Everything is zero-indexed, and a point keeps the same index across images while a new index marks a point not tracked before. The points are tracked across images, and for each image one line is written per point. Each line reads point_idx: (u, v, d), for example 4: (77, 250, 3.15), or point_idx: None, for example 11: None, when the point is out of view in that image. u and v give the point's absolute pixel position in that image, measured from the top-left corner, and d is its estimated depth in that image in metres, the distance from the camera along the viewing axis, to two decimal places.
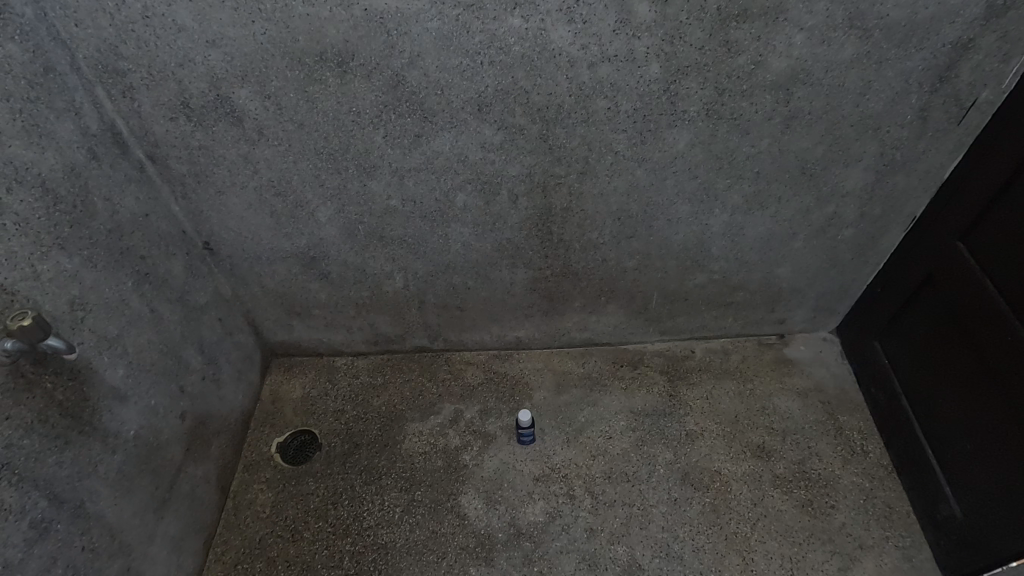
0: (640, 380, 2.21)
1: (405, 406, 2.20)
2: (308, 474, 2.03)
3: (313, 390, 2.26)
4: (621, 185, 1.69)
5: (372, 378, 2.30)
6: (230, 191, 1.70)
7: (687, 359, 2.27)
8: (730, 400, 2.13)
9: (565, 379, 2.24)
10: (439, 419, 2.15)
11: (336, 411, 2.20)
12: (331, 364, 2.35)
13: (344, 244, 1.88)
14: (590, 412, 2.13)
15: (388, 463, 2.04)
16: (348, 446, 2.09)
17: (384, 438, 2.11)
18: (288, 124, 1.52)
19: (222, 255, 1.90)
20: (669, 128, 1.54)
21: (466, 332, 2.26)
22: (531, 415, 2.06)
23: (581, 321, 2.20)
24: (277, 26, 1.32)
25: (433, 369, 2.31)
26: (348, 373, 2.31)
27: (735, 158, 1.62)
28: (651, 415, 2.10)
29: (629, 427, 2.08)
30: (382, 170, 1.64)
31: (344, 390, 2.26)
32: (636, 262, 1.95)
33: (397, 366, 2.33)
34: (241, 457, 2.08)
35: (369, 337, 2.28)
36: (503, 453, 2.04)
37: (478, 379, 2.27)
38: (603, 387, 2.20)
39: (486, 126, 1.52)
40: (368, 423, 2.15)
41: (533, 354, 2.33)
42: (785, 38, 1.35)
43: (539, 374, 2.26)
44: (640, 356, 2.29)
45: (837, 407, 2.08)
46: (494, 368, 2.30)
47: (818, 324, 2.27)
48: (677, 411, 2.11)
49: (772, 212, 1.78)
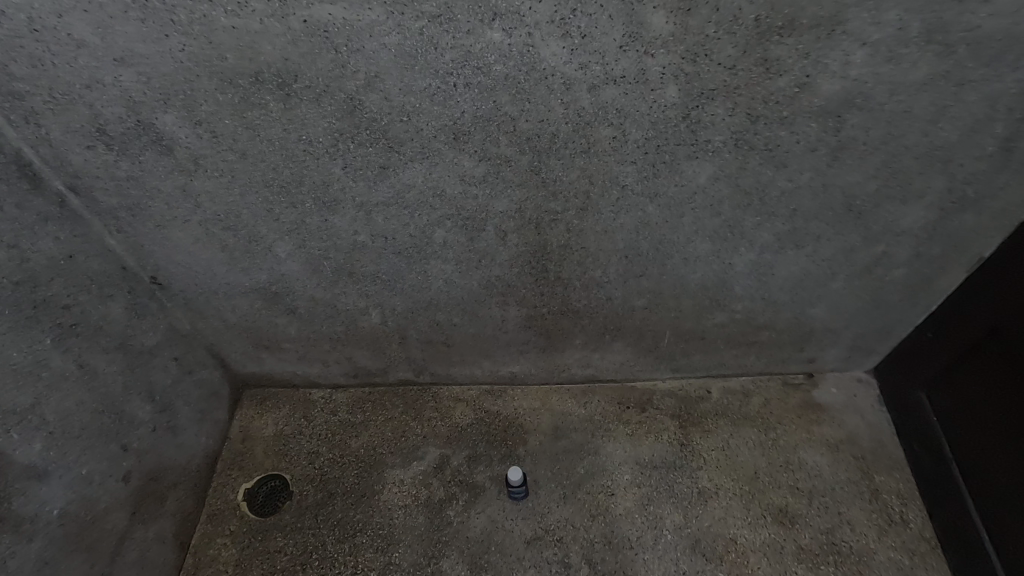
0: (649, 425, 1.97)
1: (385, 450, 2.00)
2: (277, 527, 1.84)
3: (286, 427, 2.07)
4: (628, 222, 1.42)
5: (351, 414, 2.09)
6: (171, 225, 1.46)
7: (701, 401, 2.01)
8: (749, 453, 1.89)
9: (563, 421, 2.01)
10: (422, 466, 1.95)
11: (310, 453, 2.01)
12: (308, 397, 2.14)
13: (309, 280, 1.64)
14: (589, 462, 1.91)
15: (365, 516, 1.85)
16: (322, 495, 1.91)
17: (361, 488, 1.91)
18: (228, 153, 1.27)
19: (174, 289, 1.68)
20: (688, 160, 1.26)
21: (455, 366, 2.03)
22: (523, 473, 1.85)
23: (582, 359, 1.96)
24: (197, 41, 1.06)
25: (417, 406, 2.09)
26: (325, 408, 2.11)
27: (767, 193, 1.34)
28: (660, 469, 1.88)
29: (634, 482, 1.85)
30: (345, 203, 1.39)
31: (321, 429, 2.06)
32: (646, 302, 1.70)
33: (379, 401, 2.12)
34: (205, 506, 1.89)
35: (347, 371, 2.06)
36: (491, 510, 1.83)
37: (468, 419, 2.05)
38: (606, 433, 1.97)
39: (465, 156, 1.26)
40: (345, 468, 1.96)
41: (528, 391, 2.10)
42: (841, 55, 1.05)
43: (535, 415, 2.03)
44: (649, 397, 2.04)
45: (872, 464, 1.83)
46: (486, 406, 2.07)
47: (852, 363, 2.00)
48: (688, 464, 1.88)
49: (808, 252, 1.50)
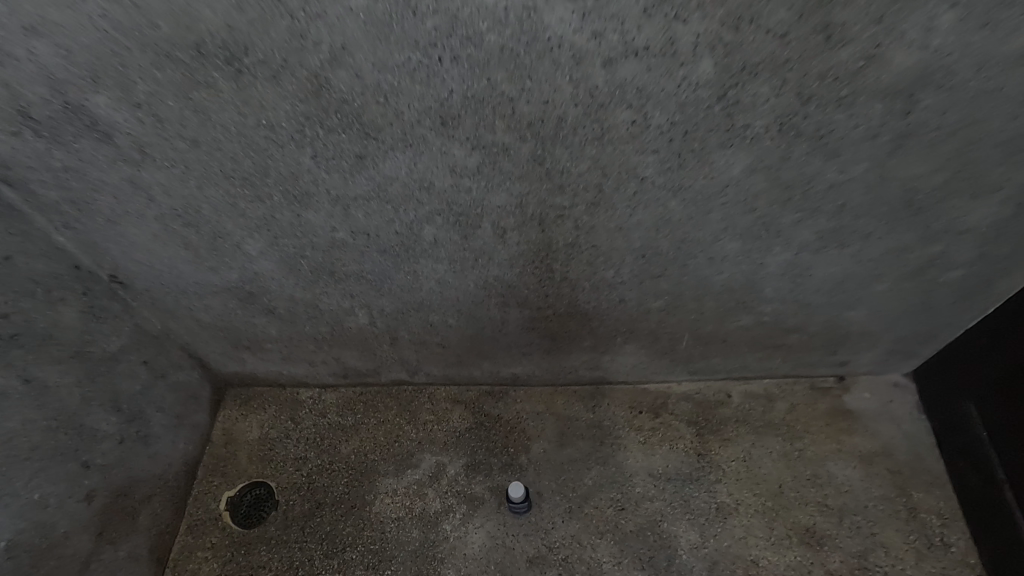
0: (663, 433, 1.81)
1: (378, 457, 1.86)
2: (261, 540, 1.72)
3: (272, 431, 1.93)
4: (646, 219, 1.23)
5: (341, 417, 1.95)
6: (125, 221, 1.28)
7: (720, 406, 1.85)
8: (773, 464, 1.73)
9: (569, 427, 1.86)
10: (417, 474, 1.81)
11: (297, 459, 1.87)
12: (295, 397, 2.00)
13: (286, 280, 1.47)
14: (598, 472, 1.76)
15: (354, 529, 1.72)
16: (310, 506, 1.77)
17: (351, 498, 1.78)
18: (178, 140, 1.08)
19: (139, 288, 1.52)
20: (720, 150, 1.06)
21: (452, 367, 1.87)
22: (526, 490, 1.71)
23: (591, 361, 1.79)
24: (121, 6, 0.86)
25: (413, 408, 1.95)
26: (314, 410, 1.97)
27: (811, 187, 1.14)
28: (674, 481, 1.72)
29: (647, 496, 1.70)
30: (319, 196, 1.20)
31: (309, 432, 1.92)
32: (663, 304, 1.51)
33: (371, 403, 1.97)
34: (184, 516, 1.77)
35: (336, 371, 1.91)
36: (490, 524, 1.69)
37: (466, 423, 1.90)
38: (616, 440, 1.82)
39: (455, 144, 1.07)
40: (334, 476, 1.83)
41: (532, 393, 1.94)
42: (922, 21, 0.84)
43: (539, 420, 1.88)
44: (663, 401, 1.88)
45: (910, 480, 1.67)
46: (486, 409, 1.92)
47: (888, 367, 1.82)
48: (706, 476, 1.72)
49: (853, 251, 1.31)
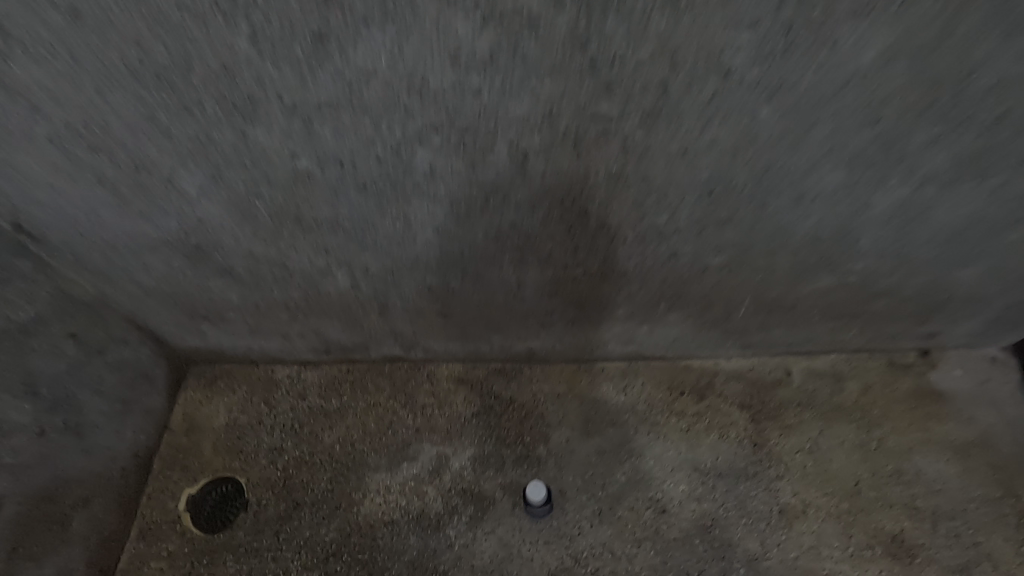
0: (710, 418, 1.51)
1: (367, 447, 1.55)
2: (227, 548, 1.43)
3: (242, 417, 1.63)
4: (723, 136, 0.90)
5: (324, 400, 1.64)
6: (10, 146, 0.95)
7: (779, 387, 1.53)
8: (847, 457, 1.42)
9: (597, 411, 1.55)
10: (414, 468, 1.51)
11: (271, 450, 1.57)
12: (269, 376, 1.69)
13: (241, 230, 1.14)
14: (632, 467, 1.46)
15: (339, 535, 1.43)
16: (286, 507, 1.48)
17: (336, 497, 1.48)
18: (52, 11, 0.74)
19: (54, 241, 1.19)
20: (851, 21, 0.72)
21: (455, 340, 1.56)
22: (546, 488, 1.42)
23: (624, 332, 1.48)
24: None
25: (409, 389, 1.64)
26: (292, 391, 1.66)
27: (968, 82, 0.81)
28: (726, 478, 1.42)
29: (693, 495, 1.41)
30: (269, 104, 0.86)
31: (285, 418, 1.62)
32: (725, 259, 1.19)
33: (360, 383, 1.66)
34: (136, 519, 1.48)
35: (317, 346, 1.60)
36: (502, 530, 1.40)
37: (472, 407, 1.59)
38: (653, 428, 1.51)
39: (459, 16, 0.73)
40: (316, 470, 1.53)
41: (551, 371, 1.63)
42: None
43: (560, 403, 1.57)
44: (709, 380, 1.56)
45: (1017, 477, 1.36)
46: (496, 390, 1.61)
47: (984, 339, 1.50)
48: (764, 471, 1.42)
49: (994, 184, 0.99)
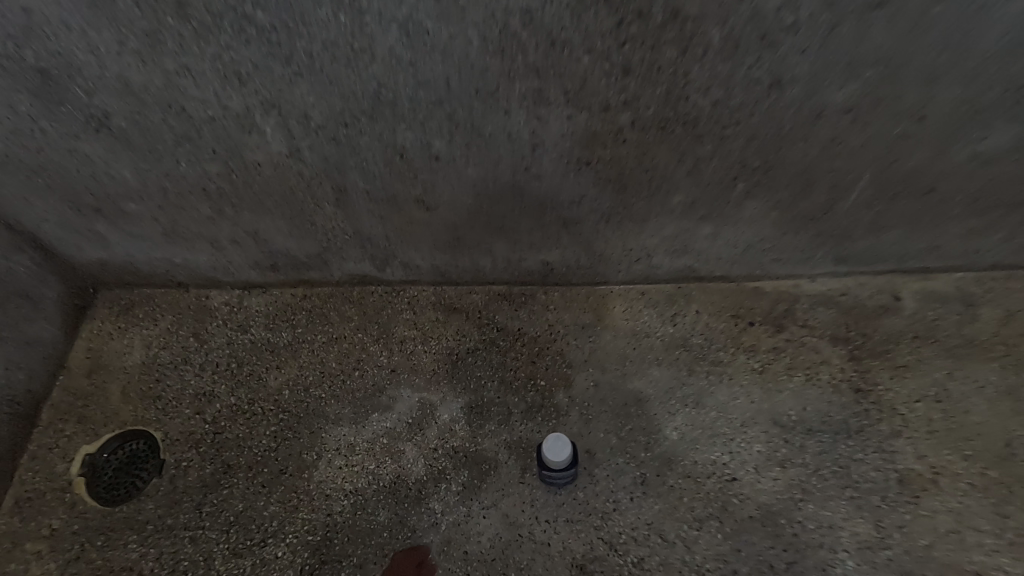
0: (793, 357, 1.10)
1: (326, 393, 1.16)
2: (131, 525, 1.04)
3: (164, 355, 1.23)
4: None
5: (272, 333, 1.24)
6: None
7: (885, 315, 1.12)
8: (991, 408, 1.01)
9: (635, 348, 1.14)
10: (388, 420, 1.12)
11: (200, 396, 1.18)
12: (203, 304, 1.29)
13: (103, 35, 0.73)
14: (685, 421, 1.06)
15: (282, 509, 1.04)
16: (214, 471, 1.09)
17: (281, 459, 1.09)
18: None
19: None
20: None
21: (445, 251, 1.15)
22: (562, 441, 0.98)
23: (676, 237, 1.07)
24: None
25: (384, 320, 1.24)
26: (231, 323, 1.26)
27: None
28: (820, 436, 1.02)
29: (774, 459, 1.01)
30: None
31: (221, 356, 1.22)
32: (853, 94, 0.77)
33: (320, 312, 1.26)
34: (11, 485, 1.09)
35: (261, 260, 1.20)
36: (507, 504, 1.01)
37: (467, 342, 1.19)
38: (713, 369, 1.11)
39: None
40: (257, 423, 1.14)
41: (573, 297, 1.22)
42: None
43: (585, 336, 1.17)
44: (789, 308, 1.15)
45: None
46: (499, 320, 1.21)
47: None
48: (873, 426, 1.02)
49: None
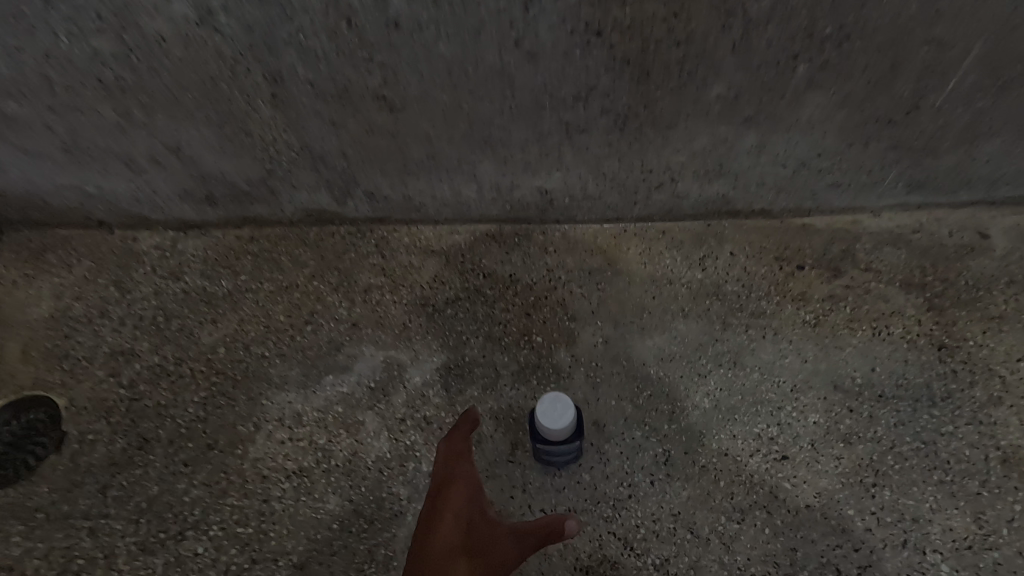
0: (856, 308, 0.87)
1: (271, 351, 0.93)
2: (16, 514, 0.82)
3: (76, 307, 1.00)
4: None
5: (209, 281, 1.01)
6: None
7: (971, 256, 0.89)
8: None
9: (655, 297, 0.92)
10: (346, 384, 0.89)
11: (117, 356, 0.95)
12: (127, 247, 1.06)
13: None
14: (719, 385, 0.84)
15: (207, 494, 0.82)
16: (126, 447, 0.87)
17: (210, 432, 0.87)
18: None
19: None
20: None
21: (420, 176, 0.92)
22: (562, 404, 0.73)
23: (711, 152, 0.84)
24: None
25: (346, 265, 1.01)
26: (160, 269, 1.03)
27: None
28: (896, 405, 0.79)
29: (837, 434, 0.78)
30: None
31: (145, 308, 1.00)
32: None
33: (267, 256, 1.03)
34: None
35: (192, 189, 0.97)
36: (491, 489, 0.78)
37: (447, 290, 0.96)
38: (755, 321, 0.88)
39: None
40: (183, 388, 0.92)
41: (577, 236, 0.99)
42: None
43: (593, 283, 0.94)
44: (849, 248, 0.92)
45: None
46: (486, 265, 0.98)
47: None
48: (964, 392, 0.79)
49: None
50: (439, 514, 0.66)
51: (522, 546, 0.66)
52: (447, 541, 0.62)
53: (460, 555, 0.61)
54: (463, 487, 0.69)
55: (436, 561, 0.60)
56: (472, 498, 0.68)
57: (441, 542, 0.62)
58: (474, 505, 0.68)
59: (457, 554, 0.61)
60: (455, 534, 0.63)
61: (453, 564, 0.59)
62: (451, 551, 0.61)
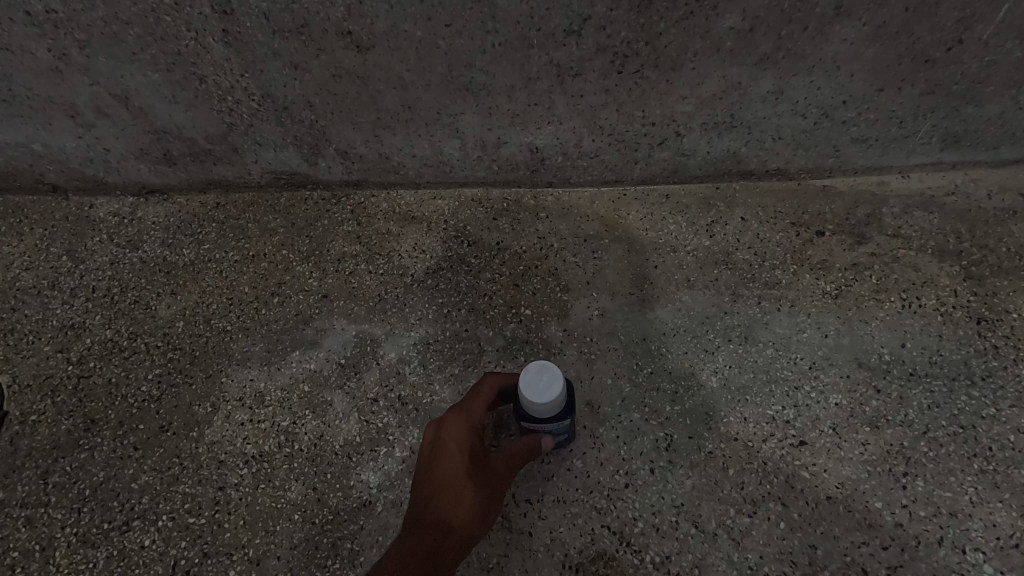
0: (884, 278, 0.77)
1: (234, 325, 0.85)
2: None
3: (26, 278, 0.92)
4: None
5: (168, 250, 0.93)
6: None
7: (1014, 221, 0.79)
8: None
9: (657, 266, 0.82)
10: (314, 361, 0.81)
11: (67, 330, 0.87)
12: (81, 212, 0.97)
13: None
14: (729, 362, 0.74)
15: (158, 481, 0.74)
16: (72, 429, 0.79)
17: (163, 413, 0.79)
18: None
19: None
20: None
21: (397, 129, 0.83)
22: (548, 375, 0.61)
23: (721, 98, 0.76)
24: None
25: (317, 232, 0.91)
26: (116, 237, 0.94)
27: None
28: (929, 384, 0.70)
29: (861, 416, 0.69)
30: None
31: (99, 279, 0.91)
32: None
33: (233, 223, 0.94)
34: None
35: (149, 147, 0.89)
36: None
37: (427, 258, 0.87)
38: (768, 292, 0.79)
39: None
40: (137, 365, 0.83)
41: (572, 200, 0.89)
42: None
43: (588, 250, 0.85)
44: (874, 212, 0.82)
45: None
46: (471, 231, 0.89)
47: None
48: (1008, 371, 0.70)
49: None
50: (447, 444, 0.62)
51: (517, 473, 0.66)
52: (453, 468, 0.61)
53: (464, 484, 0.61)
54: (468, 412, 0.64)
55: (442, 490, 0.60)
56: (476, 424, 0.64)
57: (447, 468, 0.61)
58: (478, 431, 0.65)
59: (464, 483, 0.61)
60: (460, 463, 0.62)
61: (458, 494, 0.60)
62: (454, 485, 0.60)
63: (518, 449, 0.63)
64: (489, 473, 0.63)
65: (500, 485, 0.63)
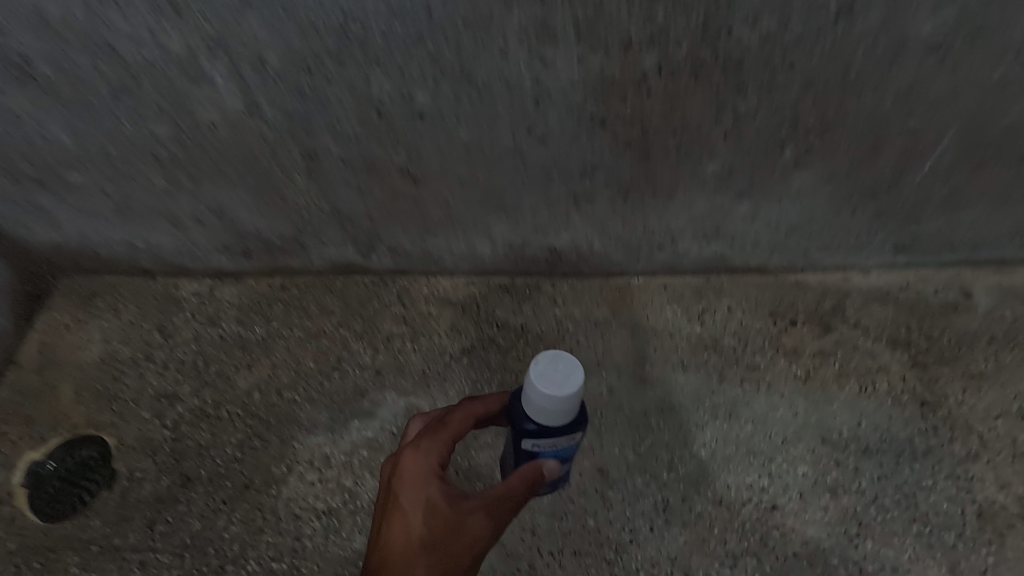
0: (846, 364, 0.93)
1: (301, 395, 1.02)
2: (72, 545, 0.90)
3: (124, 351, 1.09)
4: None
5: (243, 328, 1.10)
6: None
7: (954, 315, 0.95)
8: None
9: (656, 349, 0.98)
10: (370, 429, 0.97)
11: (161, 399, 1.04)
12: (168, 293, 1.14)
13: None
14: (715, 436, 0.90)
15: (245, 531, 0.90)
16: (171, 484, 0.95)
17: (246, 472, 0.95)
18: None
19: None
20: None
21: (440, 234, 1.01)
22: (562, 366, 0.68)
23: (708, 217, 0.92)
24: None
25: (369, 314, 1.08)
26: (199, 315, 1.12)
27: None
28: (880, 457, 0.86)
29: (824, 485, 0.84)
30: None
31: (185, 353, 1.08)
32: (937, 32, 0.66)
33: (297, 304, 1.11)
34: None
35: (230, 244, 1.06)
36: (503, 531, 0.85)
37: (462, 338, 1.04)
38: (749, 375, 0.94)
39: None
40: (222, 429, 1.00)
41: (584, 288, 1.06)
42: None
43: (597, 333, 1.01)
44: (839, 305, 0.98)
45: None
46: (499, 315, 1.05)
47: None
48: (944, 447, 0.85)
49: None
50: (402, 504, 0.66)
51: (491, 525, 0.66)
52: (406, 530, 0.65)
53: (418, 549, 0.64)
54: (426, 461, 0.68)
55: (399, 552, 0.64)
56: (433, 476, 0.68)
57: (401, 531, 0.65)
58: (437, 483, 0.68)
59: (417, 547, 0.64)
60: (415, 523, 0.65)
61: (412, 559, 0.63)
62: (409, 547, 0.64)
63: (496, 495, 0.67)
64: (450, 531, 0.65)
65: (463, 541, 0.64)
